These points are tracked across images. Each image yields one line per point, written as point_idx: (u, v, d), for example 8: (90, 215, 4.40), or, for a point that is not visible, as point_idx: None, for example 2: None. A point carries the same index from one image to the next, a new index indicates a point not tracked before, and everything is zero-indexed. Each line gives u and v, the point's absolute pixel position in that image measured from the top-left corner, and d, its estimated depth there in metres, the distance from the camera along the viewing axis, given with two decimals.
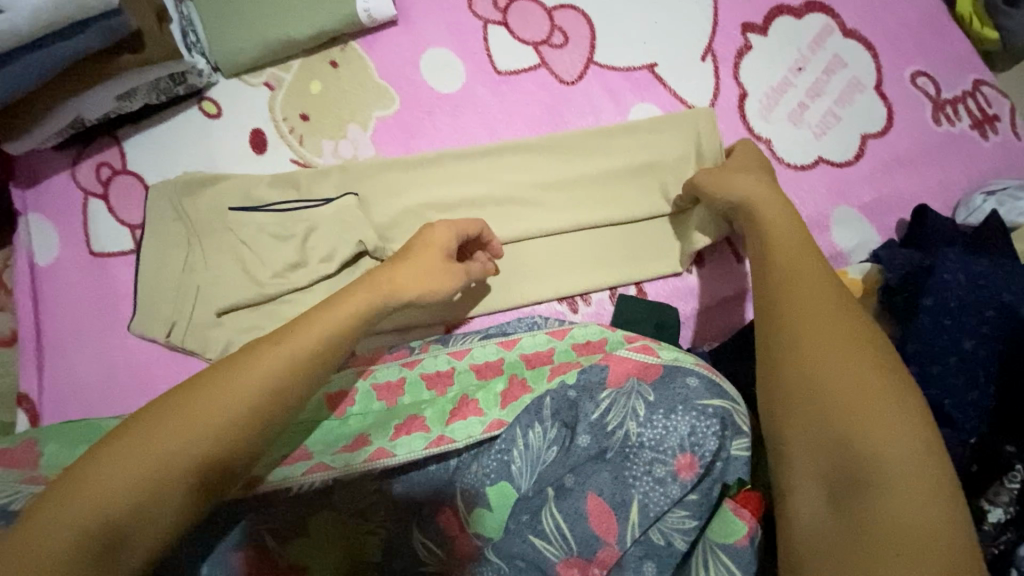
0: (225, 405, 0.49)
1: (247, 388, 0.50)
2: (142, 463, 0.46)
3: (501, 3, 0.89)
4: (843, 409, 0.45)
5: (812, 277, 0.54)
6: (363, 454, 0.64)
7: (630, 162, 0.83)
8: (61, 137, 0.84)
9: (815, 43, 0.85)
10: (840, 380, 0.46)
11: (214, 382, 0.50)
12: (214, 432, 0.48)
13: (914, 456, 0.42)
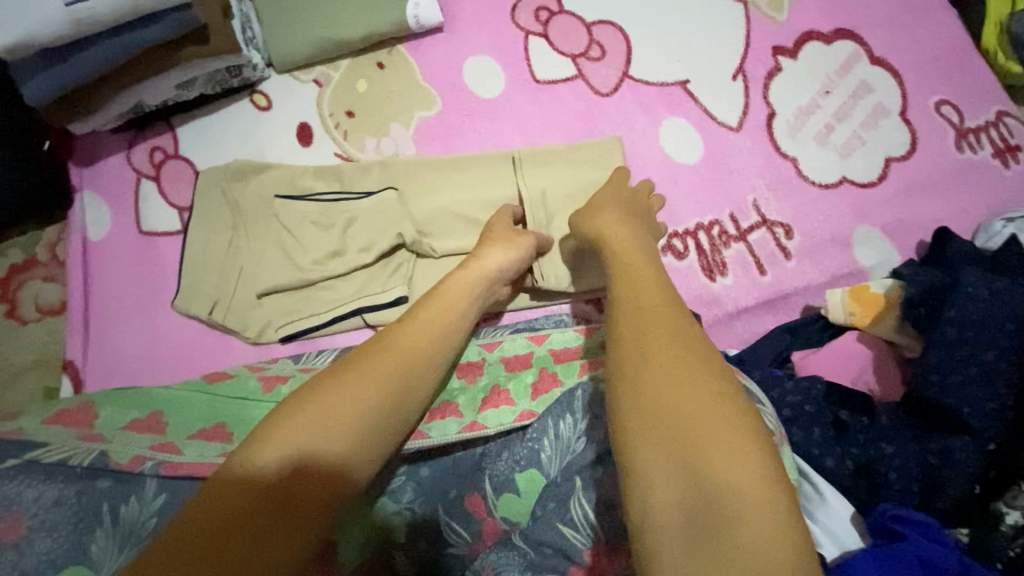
0: (370, 390, 0.55)
1: (385, 376, 0.57)
2: (336, 419, 0.52)
3: (542, 16, 0.93)
4: (698, 447, 0.43)
5: (661, 314, 0.53)
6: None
7: (657, 173, 0.87)
8: (120, 122, 0.88)
9: (842, 68, 0.89)
10: (698, 419, 0.45)
11: (353, 371, 0.56)
12: (381, 392, 0.56)
13: (759, 483, 0.42)
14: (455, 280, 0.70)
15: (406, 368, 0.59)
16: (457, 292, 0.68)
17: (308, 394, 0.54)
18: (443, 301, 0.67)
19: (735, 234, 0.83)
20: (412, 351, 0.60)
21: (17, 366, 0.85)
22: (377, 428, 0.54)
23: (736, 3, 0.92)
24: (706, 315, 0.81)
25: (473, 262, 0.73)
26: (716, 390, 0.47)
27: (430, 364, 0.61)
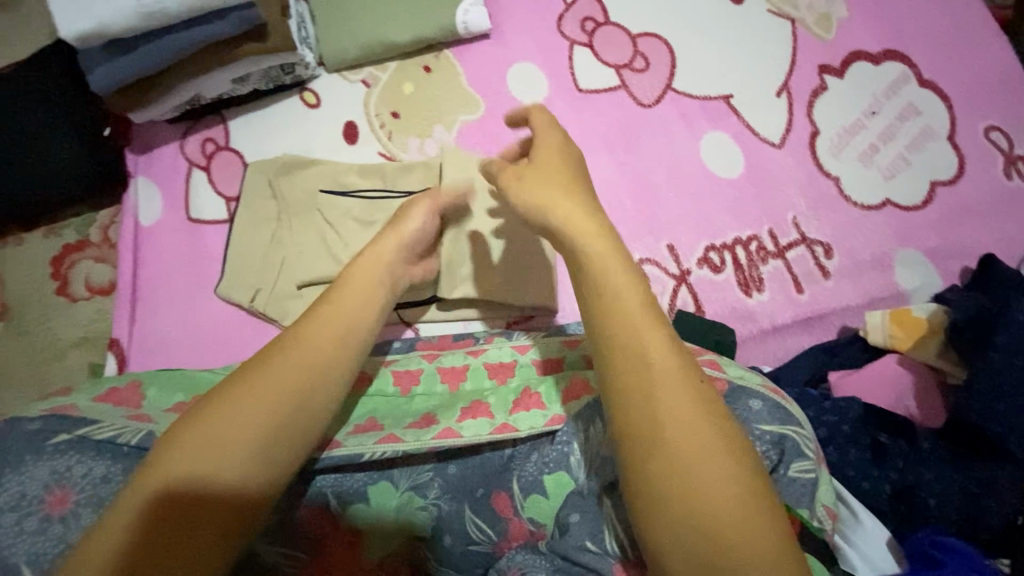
0: (264, 412, 0.56)
1: (278, 393, 0.57)
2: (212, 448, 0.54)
3: (588, 27, 0.94)
4: (687, 475, 0.46)
5: (653, 327, 0.51)
6: (431, 432, 0.67)
7: (696, 186, 0.87)
8: (175, 113, 0.91)
9: (890, 90, 0.88)
10: (690, 449, 0.47)
11: (243, 391, 0.57)
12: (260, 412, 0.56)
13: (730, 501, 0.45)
14: (359, 271, 0.69)
15: (303, 383, 0.59)
16: (363, 287, 0.68)
17: (198, 419, 0.55)
18: (345, 301, 0.66)
19: (773, 250, 0.83)
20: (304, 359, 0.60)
21: (64, 342, 0.89)
22: (265, 449, 0.55)
23: (783, 21, 0.92)
24: (741, 330, 0.81)
25: (374, 250, 0.71)
26: (700, 418, 0.48)
27: (328, 376, 0.60)
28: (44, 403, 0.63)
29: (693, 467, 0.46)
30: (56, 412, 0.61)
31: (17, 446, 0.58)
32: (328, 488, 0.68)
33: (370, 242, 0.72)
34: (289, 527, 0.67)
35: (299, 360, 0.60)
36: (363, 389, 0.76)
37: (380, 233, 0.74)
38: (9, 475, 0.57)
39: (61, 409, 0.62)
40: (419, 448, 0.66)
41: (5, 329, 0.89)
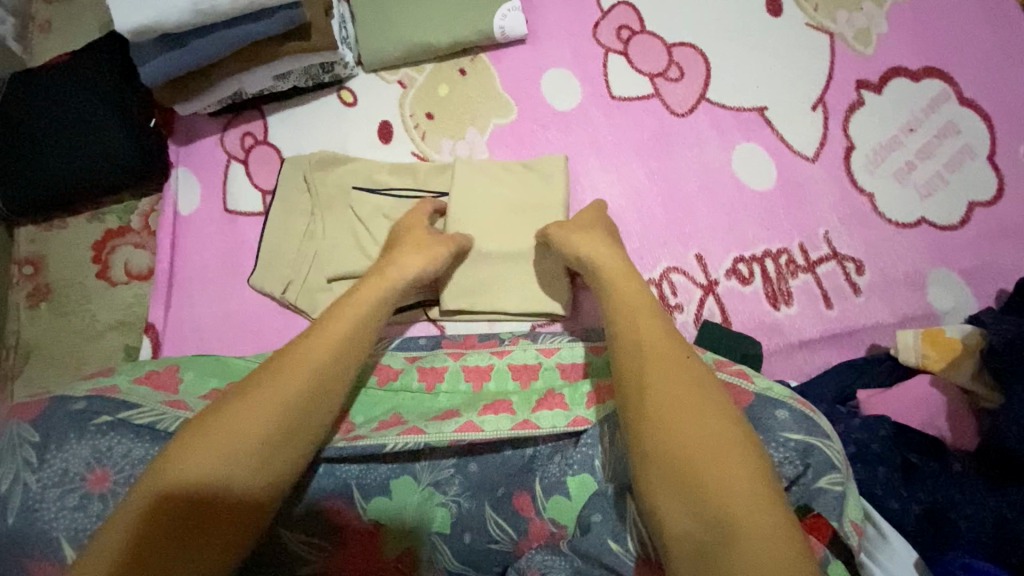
0: (284, 397, 0.57)
1: (286, 395, 0.58)
2: (234, 432, 0.55)
3: (624, 34, 0.94)
4: (698, 473, 0.49)
5: (653, 350, 0.58)
6: (453, 423, 0.68)
7: (727, 197, 0.86)
8: (217, 107, 0.94)
9: (928, 107, 0.87)
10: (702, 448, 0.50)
11: (250, 394, 0.57)
12: (284, 396, 0.57)
13: (753, 498, 0.47)
14: (367, 288, 0.70)
15: (311, 387, 0.59)
16: (380, 291, 0.70)
17: (207, 421, 0.56)
18: (353, 313, 0.66)
19: (804, 265, 0.83)
20: (323, 349, 0.62)
21: (102, 325, 0.91)
22: (286, 432, 0.57)
23: (821, 35, 0.91)
24: (768, 343, 0.80)
25: (388, 269, 0.73)
26: (709, 424, 0.52)
27: (343, 367, 0.62)
28: (88, 383, 0.66)
29: (708, 470, 0.49)
30: (100, 393, 0.64)
31: (61, 424, 0.61)
32: (354, 479, 0.70)
33: (389, 262, 0.75)
34: (314, 517, 0.69)
35: (319, 350, 0.61)
36: (389, 382, 0.77)
37: (397, 254, 0.76)
38: (52, 452, 0.59)
39: (103, 390, 0.64)
40: (440, 440, 0.67)
41: (47, 309, 0.92)
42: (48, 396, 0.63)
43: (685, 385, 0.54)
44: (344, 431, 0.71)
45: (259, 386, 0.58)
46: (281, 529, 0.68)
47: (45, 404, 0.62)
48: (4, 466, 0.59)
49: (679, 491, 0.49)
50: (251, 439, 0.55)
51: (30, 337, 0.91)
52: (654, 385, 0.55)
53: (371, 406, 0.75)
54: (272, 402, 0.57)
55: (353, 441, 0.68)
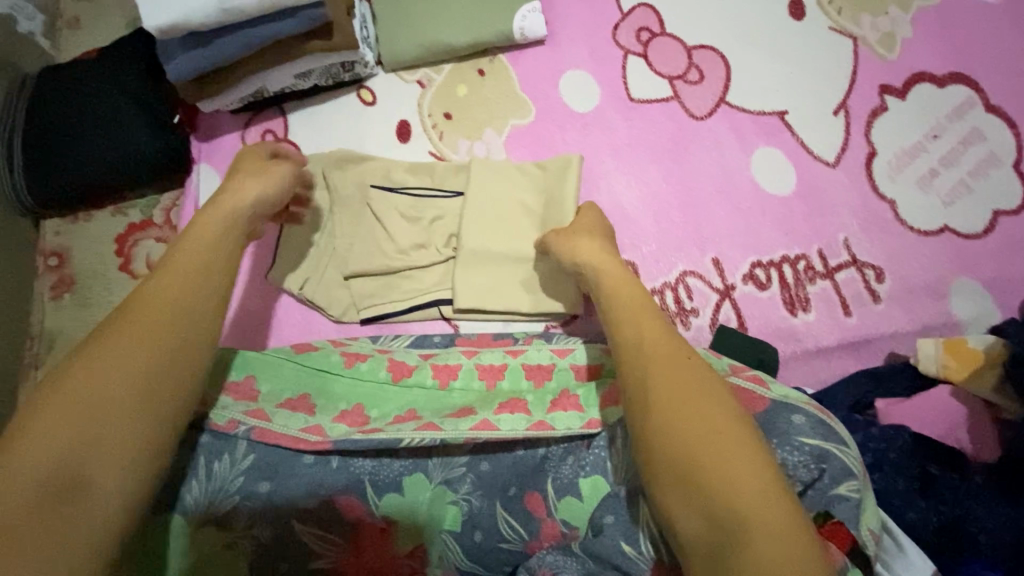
0: (126, 374, 0.50)
1: (149, 331, 0.53)
2: (71, 425, 0.47)
3: (644, 37, 0.94)
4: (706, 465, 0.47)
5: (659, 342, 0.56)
6: (470, 420, 0.69)
7: (745, 201, 0.86)
8: (239, 105, 0.95)
9: (954, 113, 0.85)
10: (705, 444, 0.48)
11: (63, 386, 0.48)
12: (123, 375, 0.50)
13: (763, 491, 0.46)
14: (208, 219, 0.64)
15: (174, 323, 0.54)
16: (211, 235, 0.63)
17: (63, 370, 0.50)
18: (209, 250, 0.61)
19: (822, 271, 0.82)
20: (152, 313, 0.54)
21: None
22: (135, 414, 0.50)
23: (844, 39, 0.90)
24: (784, 349, 0.80)
25: (224, 198, 0.67)
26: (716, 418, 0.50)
27: (188, 331, 0.55)
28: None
29: (712, 467, 0.47)
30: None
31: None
32: (366, 475, 0.70)
33: (227, 191, 0.68)
34: (328, 511, 0.69)
35: (154, 318, 0.54)
36: (403, 379, 0.77)
37: (231, 181, 0.70)
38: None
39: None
40: (456, 436, 0.66)
41: (71, 300, 0.94)
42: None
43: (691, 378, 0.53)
44: (358, 424, 0.71)
45: (86, 369, 0.50)
46: (295, 521, 0.68)
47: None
48: None
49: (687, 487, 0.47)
50: (93, 428, 0.47)
51: (54, 326, 0.93)
52: (655, 382, 0.53)
53: (386, 401, 0.75)
54: (107, 384, 0.49)
55: (369, 435, 0.68)
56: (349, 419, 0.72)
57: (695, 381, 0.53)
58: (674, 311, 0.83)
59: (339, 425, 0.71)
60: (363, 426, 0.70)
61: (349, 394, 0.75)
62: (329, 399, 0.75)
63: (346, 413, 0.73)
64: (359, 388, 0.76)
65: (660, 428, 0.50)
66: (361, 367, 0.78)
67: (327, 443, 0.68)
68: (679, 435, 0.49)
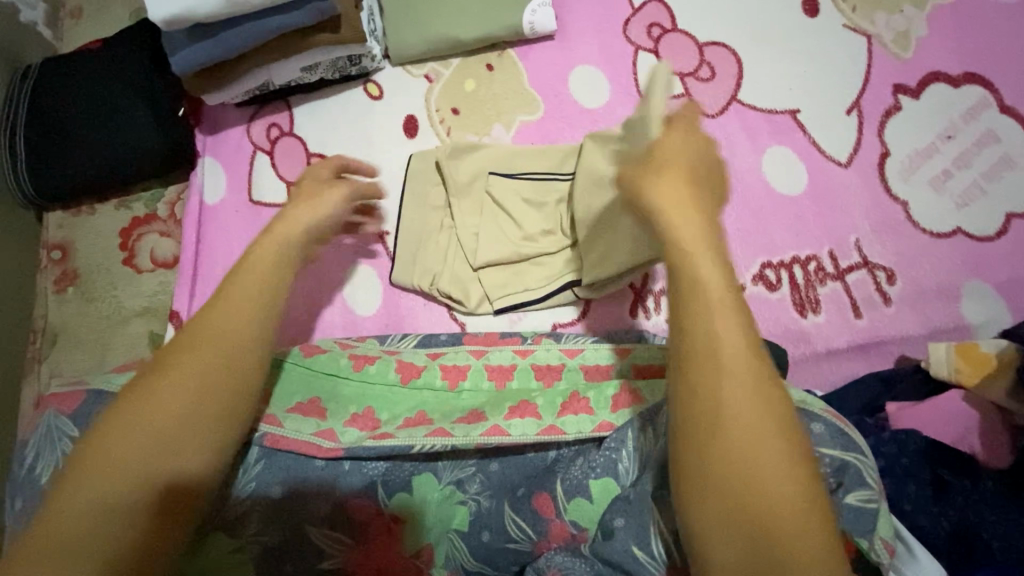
0: (185, 399, 0.57)
1: (203, 363, 0.58)
2: (150, 441, 0.55)
3: (655, 33, 0.93)
4: (755, 499, 0.45)
5: (734, 354, 0.48)
6: (481, 427, 0.70)
7: (755, 200, 0.85)
8: (245, 98, 0.94)
9: (968, 113, 0.84)
10: (768, 477, 0.46)
11: (134, 403, 0.56)
12: (179, 400, 0.57)
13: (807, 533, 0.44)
14: (263, 249, 0.66)
15: (229, 359, 0.59)
16: (272, 263, 0.66)
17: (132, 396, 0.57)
18: (256, 281, 0.64)
19: (833, 272, 0.81)
20: (213, 343, 0.59)
21: (127, 311, 0.92)
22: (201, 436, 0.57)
23: (859, 37, 0.89)
24: (793, 351, 0.79)
25: (280, 224, 0.69)
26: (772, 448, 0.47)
27: (244, 362, 0.60)
28: (123, 375, 0.67)
29: (768, 501, 0.45)
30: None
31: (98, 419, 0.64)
32: (379, 476, 0.71)
33: (283, 215, 0.71)
34: (340, 513, 0.70)
35: (213, 347, 0.59)
36: (412, 380, 0.77)
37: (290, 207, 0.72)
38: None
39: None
40: (468, 442, 0.69)
41: (74, 294, 0.93)
42: (85, 388, 0.66)
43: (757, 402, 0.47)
44: (370, 428, 0.73)
45: (153, 391, 0.56)
46: (307, 522, 0.69)
47: (83, 397, 0.65)
48: (44, 457, 0.62)
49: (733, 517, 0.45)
50: (160, 446, 0.55)
51: (57, 321, 0.93)
52: (728, 398, 0.47)
53: (397, 404, 0.76)
54: (175, 405, 0.56)
55: (381, 442, 0.70)
56: (361, 421, 0.74)
57: (772, 404, 0.48)
58: None
59: (351, 429, 0.73)
60: (375, 432, 0.72)
61: (361, 396, 0.76)
62: (340, 402, 0.76)
63: (357, 416, 0.74)
64: (371, 391, 0.77)
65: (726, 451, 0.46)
66: (369, 369, 0.78)
67: (339, 450, 0.71)
68: (746, 462, 0.46)
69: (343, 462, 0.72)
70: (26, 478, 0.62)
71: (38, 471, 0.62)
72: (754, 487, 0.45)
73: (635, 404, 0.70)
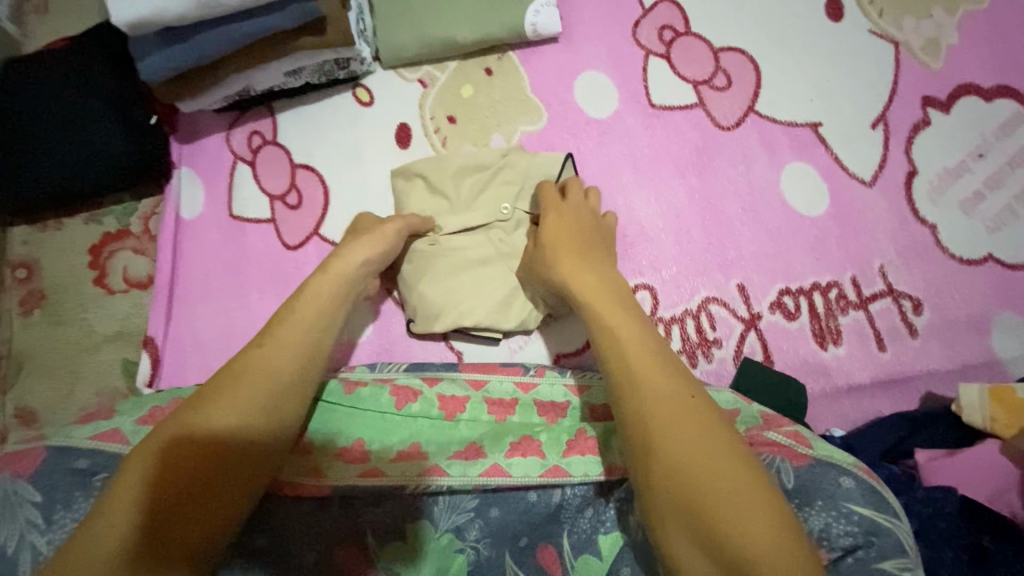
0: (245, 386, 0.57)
1: (256, 387, 0.57)
2: (208, 426, 0.55)
3: (666, 36, 0.86)
4: (711, 503, 0.47)
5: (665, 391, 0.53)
6: (478, 467, 0.66)
7: (774, 221, 0.80)
8: (223, 103, 0.86)
9: (1001, 129, 0.79)
10: (712, 481, 0.48)
11: (191, 404, 0.57)
12: (248, 384, 0.57)
13: (760, 519, 0.45)
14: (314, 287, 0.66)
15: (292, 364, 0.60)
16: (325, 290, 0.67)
17: (185, 417, 0.55)
18: (312, 313, 0.64)
19: (855, 301, 0.76)
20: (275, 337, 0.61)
21: (98, 335, 0.86)
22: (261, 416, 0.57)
23: (886, 44, 0.83)
24: (813, 386, 0.75)
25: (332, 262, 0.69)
26: (718, 454, 0.49)
27: (303, 350, 0.62)
28: (86, 428, 0.62)
29: (712, 499, 0.47)
30: (100, 445, 0.61)
31: (65, 482, 0.58)
32: (372, 523, 0.66)
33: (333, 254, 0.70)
34: (328, 563, 0.65)
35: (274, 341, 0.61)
36: (407, 406, 0.72)
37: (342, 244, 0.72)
38: (60, 512, 0.57)
39: (108, 439, 0.61)
40: (465, 484, 0.65)
41: (41, 316, 0.87)
42: (43, 446, 0.60)
43: (699, 423, 0.51)
44: (360, 460, 0.68)
45: (215, 389, 0.57)
46: (292, 573, 0.64)
47: (43, 456, 0.59)
48: (2, 528, 0.55)
49: (702, 526, 0.46)
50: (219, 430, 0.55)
51: (23, 345, 0.86)
52: (663, 432, 0.51)
53: (390, 433, 0.70)
54: (236, 393, 0.57)
55: (372, 479, 0.66)
56: (349, 453, 0.68)
57: (701, 419, 0.51)
58: (695, 342, 0.77)
59: (338, 464, 0.67)
60: (366, 467, 0.67)
61: (351, 425, 0.71)
62: (329, 431, 0.70)
63: (346, 449, 0.69)
64: (362, 419, 0.71)
65: (670, 470, 0.49)
66: (361, 393, 0.72)
67: (329, 487, 0.66)
68: (678, 471, 0.49)
69: (334, 502, 0.67)
70: None
71: None
72: (713, 494, 0.47)
73: None
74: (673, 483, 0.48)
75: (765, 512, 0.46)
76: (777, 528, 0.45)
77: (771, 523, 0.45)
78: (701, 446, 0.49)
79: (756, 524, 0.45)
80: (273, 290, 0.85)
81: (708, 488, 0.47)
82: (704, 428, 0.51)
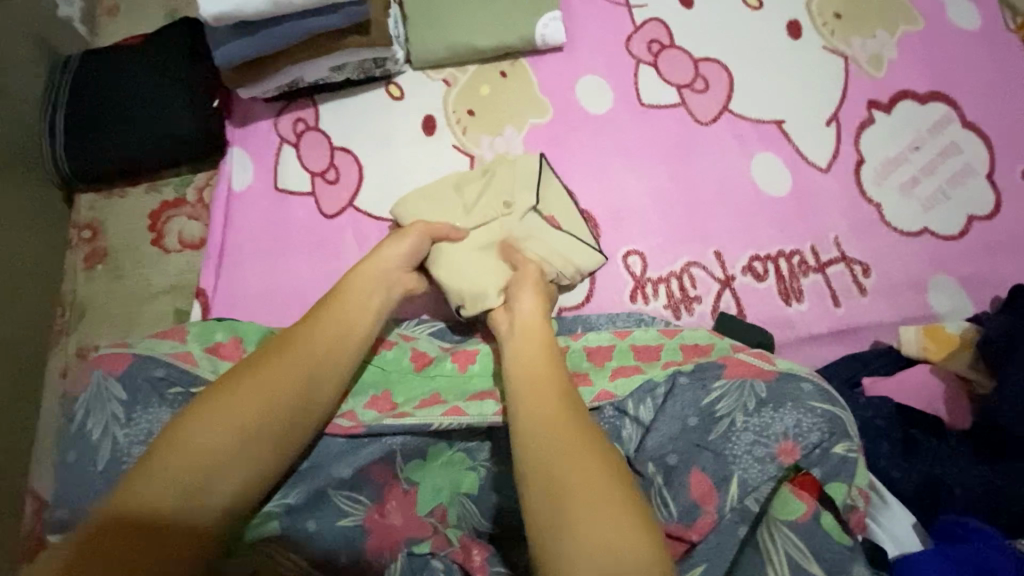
0: (249, 419, 0.62)
1: (260, 422, 0.62)
2: (205, 456, 0.59)
3: (654, 48, 1.02)
4: (568, 490, 0.54)
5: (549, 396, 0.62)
6: (493, 407, 0.74)
7: (745, 199, 0.93)
8: (274, 93, 1.01)
9: (934, 127, 0.94)
10: (569, 475, 0.55)
11: (186, 432, 0.60)
12: (252, 418, 0.62)
13: (613, 506, 0.52)
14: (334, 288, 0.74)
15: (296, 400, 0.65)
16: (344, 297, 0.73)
17: (179, 445, 0.59)
18: (319, 346, 0.69)
19: (814, 265, 0.89)
20: (278, 372, 0.65)
21: (154, 288, 0.97)
22: (262, 450, 0.62)
23: (837, 58, 0.99)
24: (780, 335, 0.87)
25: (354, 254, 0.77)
26: (584, 450, 0.56)
27: (309, 389, 0.67)
28: (167, 345, 0.73)
29: (570, 488, 0.54)
30: (176, 361, 0.71)
31: (144, 387, 0.69)
32: (395, 444, 0.74)
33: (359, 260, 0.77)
34: (359, 476, 0.73)
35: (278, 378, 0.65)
36: (425, 367, 0.80)
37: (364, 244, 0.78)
38: (138, 412, 0.67)
39: (180, 356, 0.72)
40: (481, 420, 0.73)
41: (103, 271, 0.98)
42: (129, 352, 0.71)
43: (576, 430, 0.58)
44: (388, 409, 0.76)
45: (212, 419, 0.61)
46: (326, 484, 0.72)
47: (129, 361, 0.70)
48: (94, 417, 0.67)
49: (559, 508, 0.53)
50: (220, 460, 0.60)
51: (85, 295, 0.97)
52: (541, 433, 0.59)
53: (414, 387, 0.78)
54: (238, 427, 0.61)
55: (400, 420, 0.74)
56: (379, 403, 0.77)
57: (575, 424, 0.59)
58: (678, 298, 0.90)
59: (370, 410, 0.76)
60: (394, 412, 0.75)
61: (378, 379, 0.79)
62: (360, 386, 0.78)
63: (376, 398, 0.77)
64: (387, 376, 0.79)
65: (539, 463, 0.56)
66: (385, 354, 0.81)
67: (360, 428, 0.74)
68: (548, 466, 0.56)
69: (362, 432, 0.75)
70: (79, 435, 0.66)
71: (90, 430, 0.67)
72: (571, 485, 0.54)
73: (639, 375, 0.71)
74: (539, 472, 0.56)
75: (612, 492, 0.53)
76: (625, 513, 0.52)
77: (620, 508, 0.52)
78: (572, 446, 0.57)
79: (609, 511, 0.52)
80: (311, 250, 0.97)
81: (572, 478, 0.54)
82: (578, 434, 0.58)
